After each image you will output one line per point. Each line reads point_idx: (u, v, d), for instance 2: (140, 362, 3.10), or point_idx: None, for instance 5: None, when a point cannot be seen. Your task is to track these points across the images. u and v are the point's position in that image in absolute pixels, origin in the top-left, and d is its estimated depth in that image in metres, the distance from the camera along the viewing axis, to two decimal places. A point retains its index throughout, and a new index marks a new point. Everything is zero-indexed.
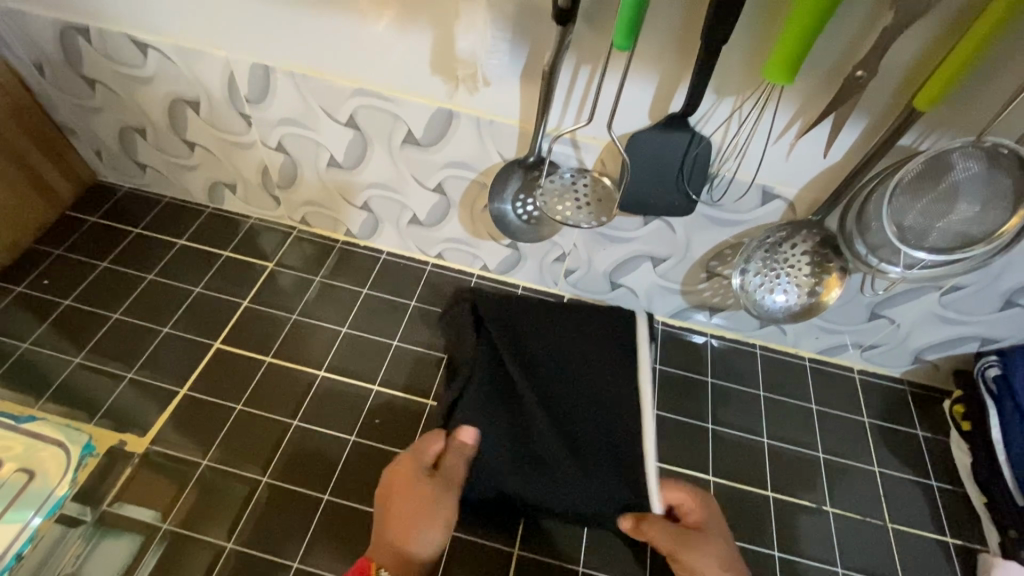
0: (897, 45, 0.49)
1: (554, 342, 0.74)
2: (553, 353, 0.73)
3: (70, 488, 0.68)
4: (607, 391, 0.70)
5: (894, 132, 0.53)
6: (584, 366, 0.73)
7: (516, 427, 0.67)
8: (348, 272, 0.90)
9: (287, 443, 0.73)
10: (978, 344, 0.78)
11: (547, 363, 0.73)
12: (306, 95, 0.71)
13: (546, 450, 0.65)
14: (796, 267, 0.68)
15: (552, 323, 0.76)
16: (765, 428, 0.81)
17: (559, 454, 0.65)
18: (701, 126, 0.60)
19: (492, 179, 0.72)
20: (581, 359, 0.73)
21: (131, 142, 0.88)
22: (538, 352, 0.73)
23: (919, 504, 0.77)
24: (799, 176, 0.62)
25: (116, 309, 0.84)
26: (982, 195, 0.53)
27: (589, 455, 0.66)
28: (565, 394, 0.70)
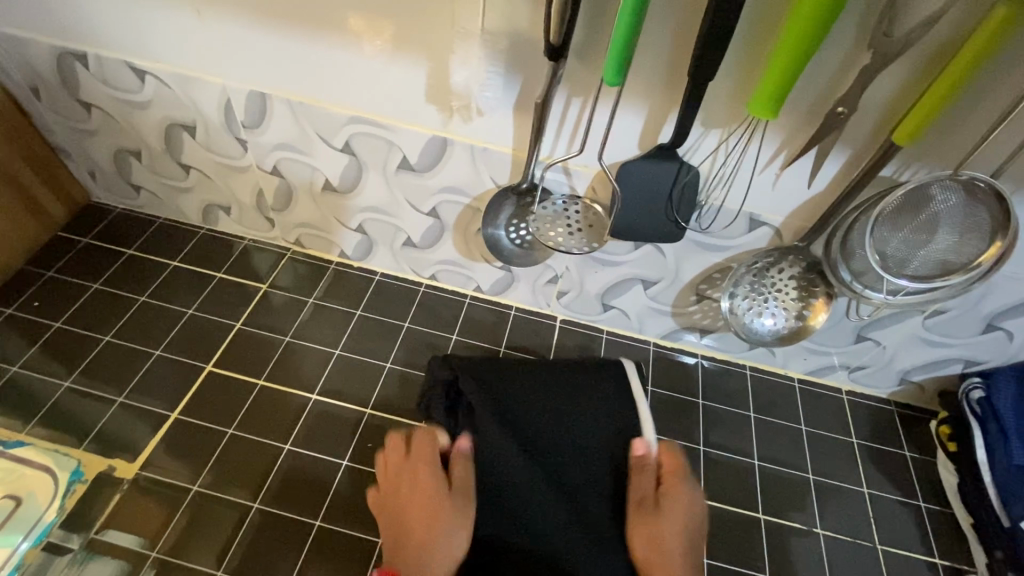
0: (875, 83, 0.51)
1: (537, 403, 0.68)
2: (539, 414, 0.67)
3: (59, 515, 0.68)
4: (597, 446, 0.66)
5: (874, 164, 0.55)
6: (574, 407, 0.68)
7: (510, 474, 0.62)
8: (341, 293, 0.91)
9: (279, 467, 0.73)
10: (961, 366, 0.80)
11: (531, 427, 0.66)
12: (302, 121, 0.72)
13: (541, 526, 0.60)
14: (783, 291, 0.69)
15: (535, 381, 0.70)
16: (756, 450, 0.82)
17: (557, 524, 0.60)
18: (689, 156, 0.61)
19: (485, 205, 0.73)
20: (569, 396, 0.69)
21: (125, 164, 0.88)
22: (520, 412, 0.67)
23: (908, 525, 0.77)
24: (785, 205, 0.64)
25: (107, 332, 0.83)
26: (960, 226, 0.55)
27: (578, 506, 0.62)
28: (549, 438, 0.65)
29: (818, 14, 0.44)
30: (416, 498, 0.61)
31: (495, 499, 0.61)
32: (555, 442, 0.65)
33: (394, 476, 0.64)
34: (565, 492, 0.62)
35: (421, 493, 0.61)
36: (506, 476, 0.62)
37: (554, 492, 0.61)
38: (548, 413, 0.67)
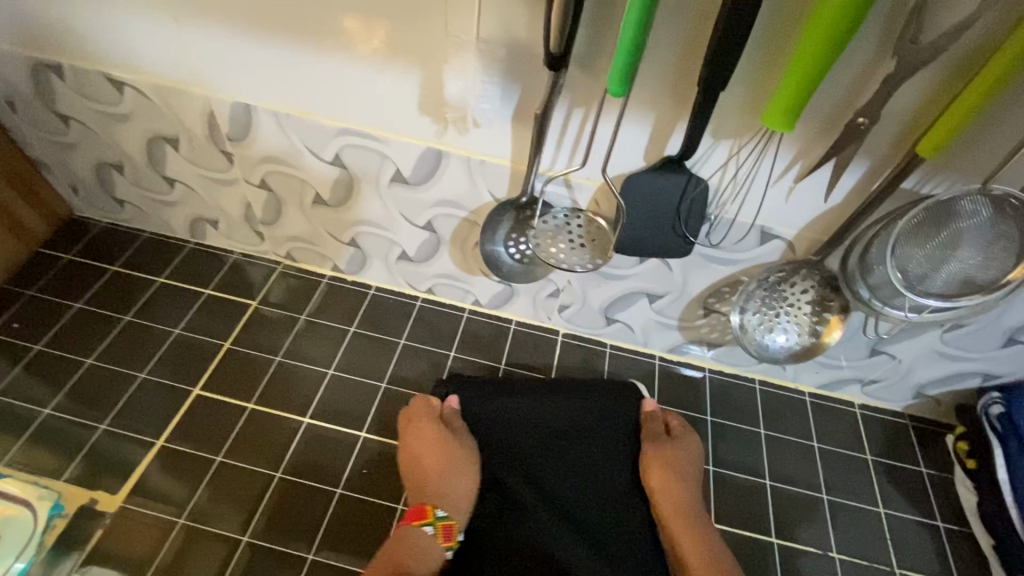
0: (899, 92, 0.48)
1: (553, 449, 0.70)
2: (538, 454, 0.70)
3: (36, 552, 0.64)
4: (598, 484, 0.69)
5: (896, 177, 0.51)
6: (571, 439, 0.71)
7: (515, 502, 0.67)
8: (334, 309, 0.87)
9: (269, 497, 0.69)
10: (979, 380, 0.76)
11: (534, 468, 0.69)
12: (289, 134, 0.68)
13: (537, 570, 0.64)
14: (796, 306, 0.66)
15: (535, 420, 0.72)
16: (768, 469, 0.79)
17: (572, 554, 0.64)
18: (698, 168, 0.58)
19: (483, 219, 0.70)
20: (564, 430, 0.72)
21: (107, 177, 0.85)
22: (524, 449, 0.70)
23: (926, 546, 0.74)
24: (799, 218, 0.61)
25: (90, 354, 0.80)
26: (988, 241, 0.52)
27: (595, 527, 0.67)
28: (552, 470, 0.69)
29: (841, 19, 0.41)
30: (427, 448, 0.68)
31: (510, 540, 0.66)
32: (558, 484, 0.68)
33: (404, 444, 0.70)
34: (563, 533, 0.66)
35: (431, 449, 0.68)
36: (521, 516, 0.67)
37: (557, 534, 0.65)
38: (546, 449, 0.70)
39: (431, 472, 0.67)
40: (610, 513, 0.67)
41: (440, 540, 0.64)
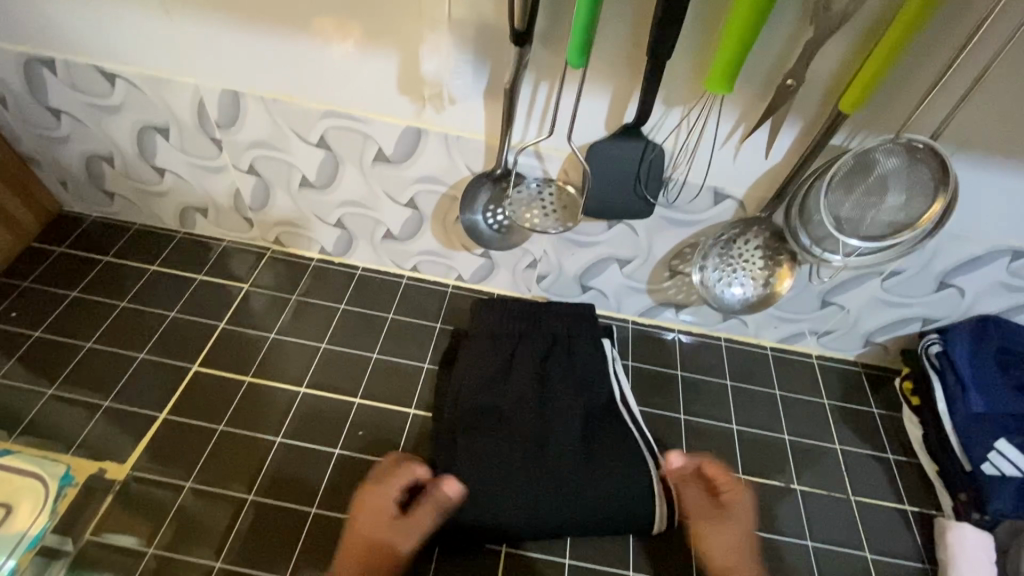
0: (821, 55, 0.55)
1: (521, 400, 0.73)
2: (523, 383, 0.74)
3: (49, 520, 0.67)
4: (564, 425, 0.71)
5: (825, 132, 0.58)
6: (539, 392, 0.74)
7: (492, 433, 0.70)
8: (323, 289, 0.92)
9: (272, 460, 0.74)
10: (920, 324, 0.84)
11: (523, 391, 0.73)
12: (277, 118, 0.73)
13: (538, 499, 0.66)
14: (750, 261, 0.72)
15: (517, 350, 0.77)
16: (734, 416, 0.86)
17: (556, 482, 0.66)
18: (654, 134, 0.64)
19: (462, 192, 0.75)
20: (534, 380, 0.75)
21: (97, 169, 0.88)
22: (488, 400, 0.73)
23: (879, 476, 0.82)
24: (746, 177, 0.67)
25: (88, 338, 0.83)
26: (906, 186, 0.59)
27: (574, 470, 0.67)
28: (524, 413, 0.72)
29: None
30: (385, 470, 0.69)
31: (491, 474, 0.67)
32: (526, 428, 0.71)
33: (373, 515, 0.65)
34: (566, 459, 0.68)
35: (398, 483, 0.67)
36: (498, 448, 0.68)
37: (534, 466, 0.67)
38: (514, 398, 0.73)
39: (385, 499, 0.66)
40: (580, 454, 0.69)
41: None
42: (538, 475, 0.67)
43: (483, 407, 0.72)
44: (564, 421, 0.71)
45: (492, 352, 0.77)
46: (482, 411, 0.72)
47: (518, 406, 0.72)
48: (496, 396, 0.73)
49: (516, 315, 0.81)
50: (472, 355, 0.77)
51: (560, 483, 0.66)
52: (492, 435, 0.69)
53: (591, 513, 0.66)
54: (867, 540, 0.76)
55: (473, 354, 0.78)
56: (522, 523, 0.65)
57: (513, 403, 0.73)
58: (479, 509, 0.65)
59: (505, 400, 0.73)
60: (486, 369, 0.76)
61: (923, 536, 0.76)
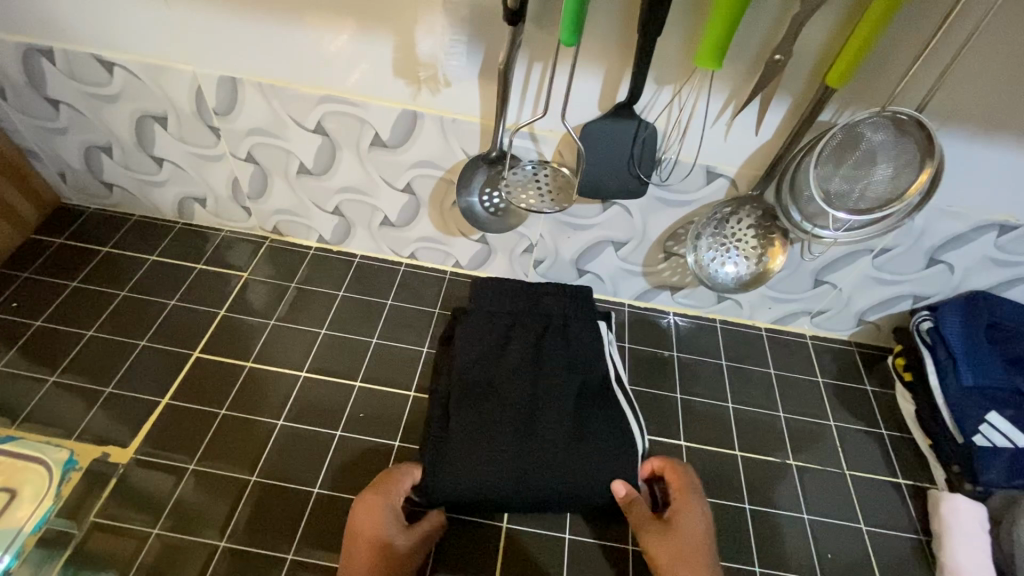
0: (808, 30, 0.56)
1: (516, 378, 0.73)
2: (519, 358, 0.75)
3: (54, 504, 0.68)
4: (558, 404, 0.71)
5: (814, 108, 0.59)
6: (534, 371, 0.74)
7: (487, 409, 0.70)
8: (322, 277, 0.92)
9: (273, 443, 0.75)
10: (911, 302, 0.86)
11: (519, 367, 0.74)
12: (274, 104, 0.74)
13: (535, 467, 0.66)
14: (743, 239, 0.74)
15: (512, 328, 0.79)
16: (730, 395, 0.87)
17: (547, 460, 0.67)
18: (646, 113, 0.66)
19: (458, 175, 0.76)
20: (528, 359, 0.75)
21: (96, 160, 0.88)
22: (484, 378, 0.73)
23: (873, 451, 0.83)
24: (738, 154, 0.68)
25: (89, 327, 0.84)
26: (893, 159, 0.60)
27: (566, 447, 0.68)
28: (519, 391, 0.72)
29: None
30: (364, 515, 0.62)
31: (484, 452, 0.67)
32: (520, 406, 0.71)
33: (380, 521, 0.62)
34: (562, 428, 0.69)
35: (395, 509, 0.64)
36: (491, 424, 0.69)
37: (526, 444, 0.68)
38: (510, 376, 0.73)
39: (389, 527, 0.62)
40: (573, 432, 0.69)
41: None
42: (535, 444, 0.68)
43: (480, 380, 0.73)
44: (560, 394, 0.72)
45: (487, 329, 0.78)
46: (477, 388, 0.72)
47: (512, 381, 0.73)
48: (491, 370, 0.74)
49: (509, 295, 0.82)
50: (468, 331, 0.78)
51: (556, 452, 0.67)
52: (489, 409, 0.70)
53: (587, 479, 0.66)
54: (862, 513, 0.77)
55: (469, 331, 0.78)
56: (523, 490, 0.66)
57: (509, 377, 0.73)
58: (469, 484, 0.65)
59: (500, 374, 0.74)
60: (481, 345, 0.76)
61: (917, 508, 0.78)
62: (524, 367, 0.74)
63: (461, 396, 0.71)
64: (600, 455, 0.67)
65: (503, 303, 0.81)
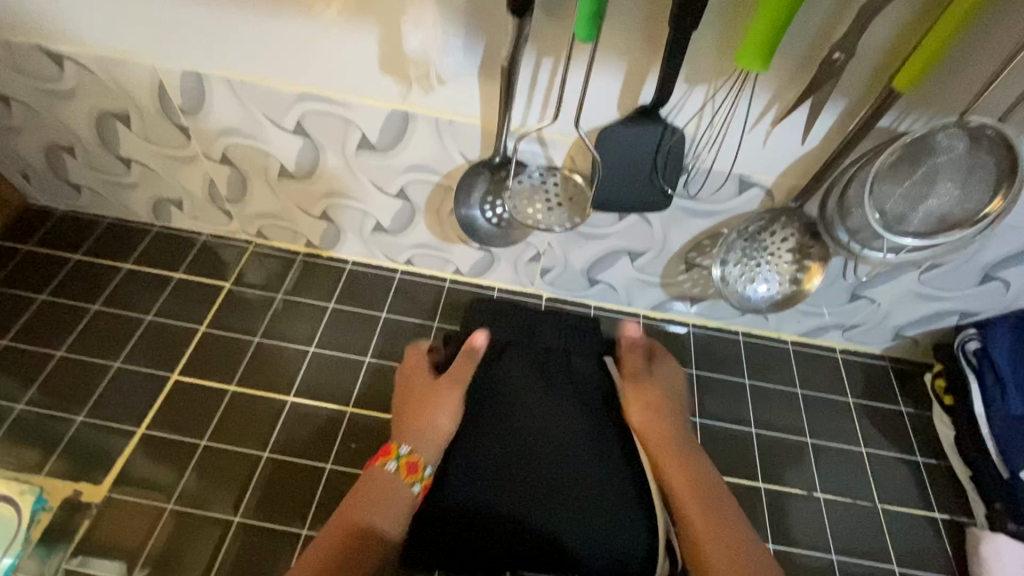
0: (874, 24, 0.48)
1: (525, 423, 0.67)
2: (559, 408, 0.68)
3: (23, 549, 0.63)
4: (570, 453, 0.65)
5: (874, 113, 0.51)
6: (544, 414, 0.68)
7: (496, 460, 0.64)
8: (312, 286, 0.85)
9: (259, 476, 0.69)
10: (956, 318, 0.78)
11: (558, 416, 0.68)
12: (247, 103, 0.65)
13: (559, 517, 0.62)
14: (776, 255, 0.65)
15: (538, 365, 0.72)
16: (753, 418, 0.80)
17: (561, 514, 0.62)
18: (673, 117, 0.57)
19: (457, 181, 0.68)
20: (536, 402, 0.68)
21: (58, 161, 0.80)
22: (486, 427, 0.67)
23: (906, 481, 0.77)
24: (777, 163, 0.60)
25: (60, 346, 0.77)
26: (963, 176, 0.52)
27: (583, 497, 0.63)
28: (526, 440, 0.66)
29: None
30: (416, 408, 0.66)
31: (492, 507, 0.62)
32: (531, 455, 0.65)
33: (419, 397, 0.67)
34: (592, 484, 0.64)
35: (427, 385, 0.68)
36: (496, 477, 0.64)
37: (539, 499, 0.62)
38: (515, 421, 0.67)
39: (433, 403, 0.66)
40: (593, 484, 0.63)
41: (404, 475, 0.59)
42: (561, 499, 0.63)
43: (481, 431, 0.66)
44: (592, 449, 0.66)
45: (517, 364, 0.72)
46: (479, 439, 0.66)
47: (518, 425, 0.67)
48: (510, 412, 0.68)
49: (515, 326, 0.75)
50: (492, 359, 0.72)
51: (569, 506, 0.62)
52: (497, 460, 0.64)
53: (613, 541, 0.61)
54: (895, 553, 0.71)
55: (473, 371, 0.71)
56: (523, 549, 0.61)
57: (533, 427, 0.67)
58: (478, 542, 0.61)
59: (527, 419, 0.67)
60: (509, 385, 0.70)
61: (954, 546, 0.72)
62: (530, 411, 0.68)
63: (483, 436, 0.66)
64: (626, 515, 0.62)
65: (498, 329, 0.75)
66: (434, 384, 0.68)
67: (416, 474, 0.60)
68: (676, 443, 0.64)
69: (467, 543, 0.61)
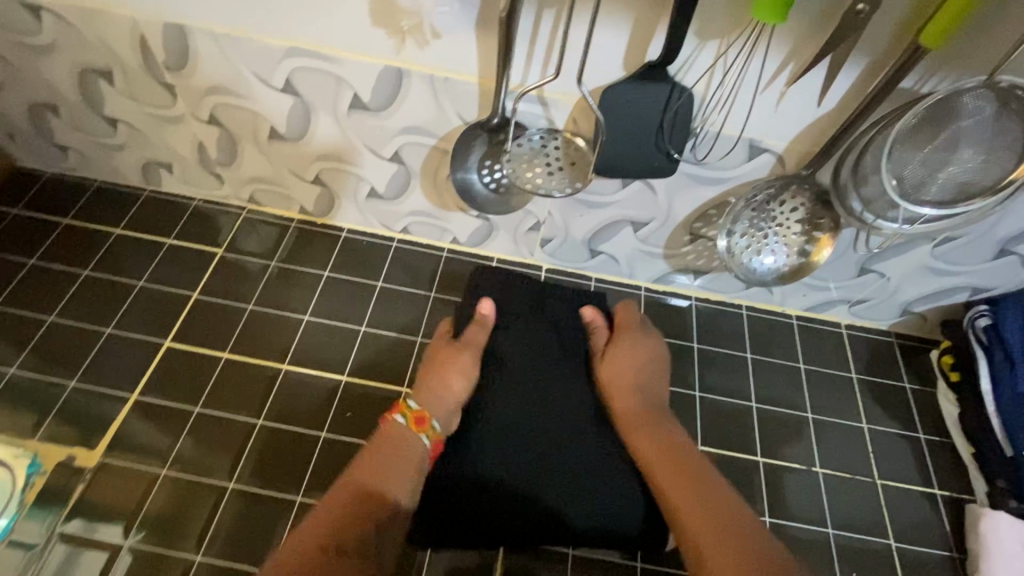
0: None
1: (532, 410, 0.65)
2: (568, 390, 0.67)
3: (19, 510, 0.63)
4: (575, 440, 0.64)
5: (896, 72, 0.48)
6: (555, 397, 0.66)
7: (505, 445, 0.63)
8: (306, 254, 0.83)
9: (254, 443, 0.69)
10: (967, 294, 0.76)
11: (575, 396, 0.67)
12: (234, 59, 0.62)
13: (567, 501, 0.62)
14: (785, 225, 0.62)
15: (556, 344, 0.70)
16: (753, 392, 0.79)
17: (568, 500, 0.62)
18: (682, 76, 0.54)
19: (454, 144, 0.65)
20: (547, 385, 0.67)
21: (43, 120, 0.77)
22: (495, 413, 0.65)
23: (907, 458, 0.76)
24: (791, 127, 0.57)
25: (51, 311, 0.76)
26: (988, 142, 0.49)
27: (591, 484, 0.62)
28: (536, 424, 0.64)
29: None
30: (428, 369, 0.67)
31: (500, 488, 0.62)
32: (540, 438, 0.64)
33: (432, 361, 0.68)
34: (602, 469, 0.63)
35: (439, 349, 0.69)
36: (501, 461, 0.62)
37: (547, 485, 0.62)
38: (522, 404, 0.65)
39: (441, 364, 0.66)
40: (600, 466, 0.63)
41: (414, 427, 0.60)
42: (570, 480, 0.62)
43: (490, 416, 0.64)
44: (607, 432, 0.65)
45: (533, 344, 0.70)
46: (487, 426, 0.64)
47: (524, 411, 0.65)
48: (522, 390, 0.66)
49: (521, 311, 0.72)
50: (507, 337, 0.70)
51: (577, 488, 0.62)
52: (505, 445, 0.63)
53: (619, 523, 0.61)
54: (892, 527, 0.71)
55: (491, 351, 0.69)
56: (531, 531, 0.61)
57: (541, 411, 0.65)
58: (485, 524, 0.61)
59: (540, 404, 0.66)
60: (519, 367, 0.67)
61: (952, 521, 0.72)
62: (541, 396, 0.66)
63: (498, 417, 0.64)
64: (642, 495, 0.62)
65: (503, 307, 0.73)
66: (447, 348, 0.68)
67: (425, 428, 0.60)
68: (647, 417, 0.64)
69: (471, 526, 0.61)
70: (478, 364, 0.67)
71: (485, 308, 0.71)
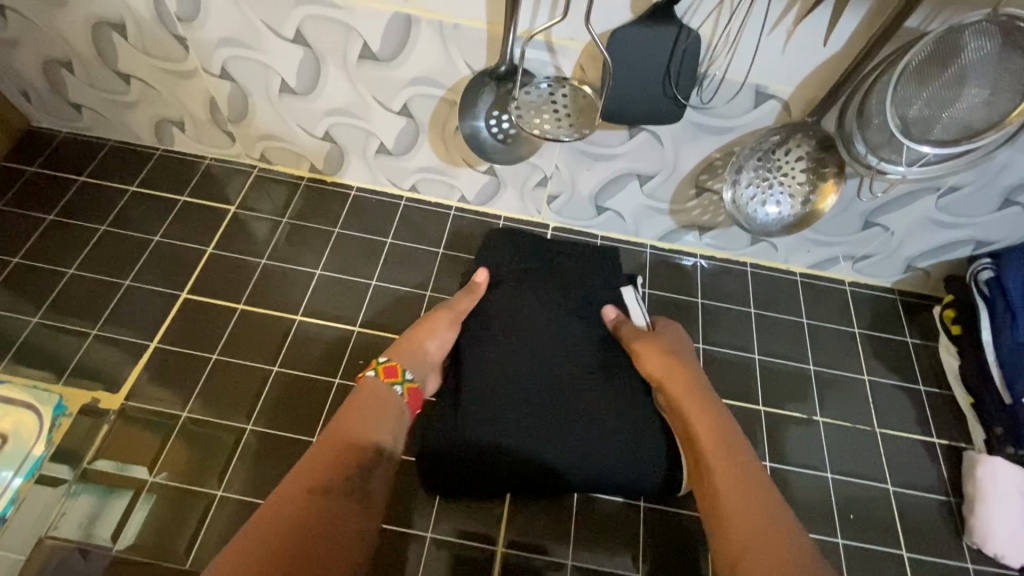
0: None
1: (535, 361, 0.69)
2: (570, 341, 0.71)
3: (48, 448, 0.66)
4: (576, 389, 0.68)
5: (902, 7, 0.48)
6: (557, 347, 0.70)
7: (511, 391, 0.67)
8: (317, 212, 0.84)
9: (270, 390, 0.71)
10: (970, 249, 0.76)
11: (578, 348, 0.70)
12: (245, 8, 0.63)
13: (570, 446, 0.64)
14: (790, 174, 0.63)
15: (559, 305, 0.73)
16: (756, 345, 0.80)
17: (571, 445, 0.64)
18: (688, 18, 0.54)
19: (461, 95, 0.66)
20: (551, 337, 0.71)
21: (57, 77, 0.79)
22: (499, 365, 0.68)
23: (907, 408, 0.77)
24: (796, 71, 0.57)
25: (71, 265, 0.78)
26: (993, 78, 0.50)
27: (592, 432, 0.65)
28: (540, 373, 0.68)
29: None
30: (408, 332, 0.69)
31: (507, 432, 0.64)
32: (545, 384, 0.67)
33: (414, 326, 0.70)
34: (604, 416, 0.66)
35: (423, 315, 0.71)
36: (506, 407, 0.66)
37: (551, 431, 0.65)
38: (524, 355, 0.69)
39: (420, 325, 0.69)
40: (602, 410, 0.66)
41: (383, 377, 0.62)
42: (574, 423, 0.65)
43: (495, 368, 0.68)
44: (609, 381, 0.68)
45: (536, 301, 0.73)
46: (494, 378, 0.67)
47: (529, 360, 0.69)
48: (526, 339, 0.70)
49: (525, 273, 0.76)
50: (513, 295, 0.74)
51: (580, 433, 0.65)
52: (511, 393, 0.66)
53: (620, 468, 0.64)
54: (890, 473, 0.73)
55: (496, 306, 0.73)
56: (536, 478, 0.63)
57: (544, 363, 0.69)
58: (492, 469, 0.63)
59: (543, 354, 0.70)
60: (524, 317, 0.72)
61: (950, 468, 0.73)
62: (546, 346, 0.70)
63: (502, 369, 0.68)
64: (639, 444, 0.65)
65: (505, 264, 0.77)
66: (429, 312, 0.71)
67: (394, 376, 0.62)
68: (695, 389, 0.63)
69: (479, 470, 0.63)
70: (453, 325, 0.70)
71: (479, 277, 0.74)
